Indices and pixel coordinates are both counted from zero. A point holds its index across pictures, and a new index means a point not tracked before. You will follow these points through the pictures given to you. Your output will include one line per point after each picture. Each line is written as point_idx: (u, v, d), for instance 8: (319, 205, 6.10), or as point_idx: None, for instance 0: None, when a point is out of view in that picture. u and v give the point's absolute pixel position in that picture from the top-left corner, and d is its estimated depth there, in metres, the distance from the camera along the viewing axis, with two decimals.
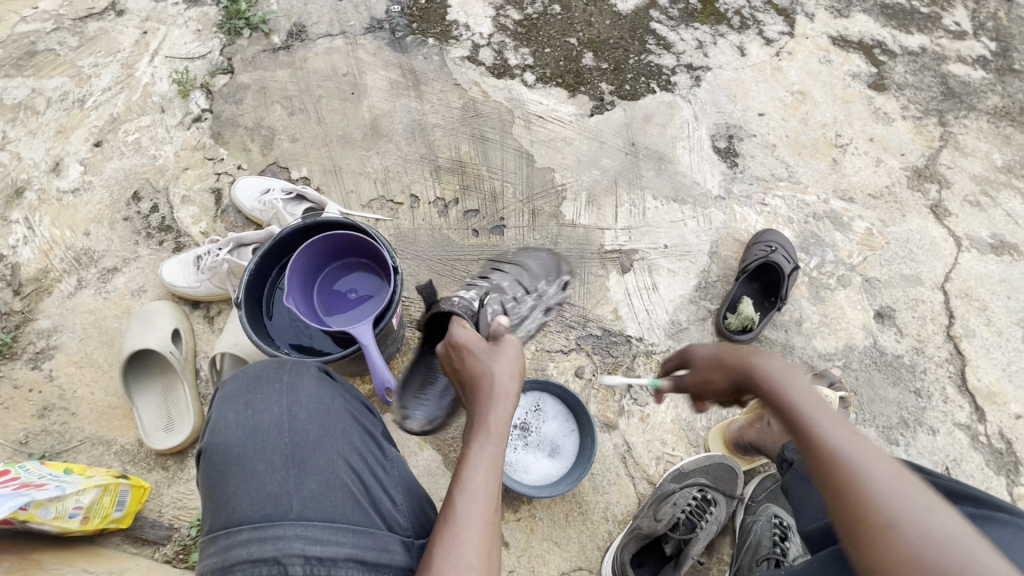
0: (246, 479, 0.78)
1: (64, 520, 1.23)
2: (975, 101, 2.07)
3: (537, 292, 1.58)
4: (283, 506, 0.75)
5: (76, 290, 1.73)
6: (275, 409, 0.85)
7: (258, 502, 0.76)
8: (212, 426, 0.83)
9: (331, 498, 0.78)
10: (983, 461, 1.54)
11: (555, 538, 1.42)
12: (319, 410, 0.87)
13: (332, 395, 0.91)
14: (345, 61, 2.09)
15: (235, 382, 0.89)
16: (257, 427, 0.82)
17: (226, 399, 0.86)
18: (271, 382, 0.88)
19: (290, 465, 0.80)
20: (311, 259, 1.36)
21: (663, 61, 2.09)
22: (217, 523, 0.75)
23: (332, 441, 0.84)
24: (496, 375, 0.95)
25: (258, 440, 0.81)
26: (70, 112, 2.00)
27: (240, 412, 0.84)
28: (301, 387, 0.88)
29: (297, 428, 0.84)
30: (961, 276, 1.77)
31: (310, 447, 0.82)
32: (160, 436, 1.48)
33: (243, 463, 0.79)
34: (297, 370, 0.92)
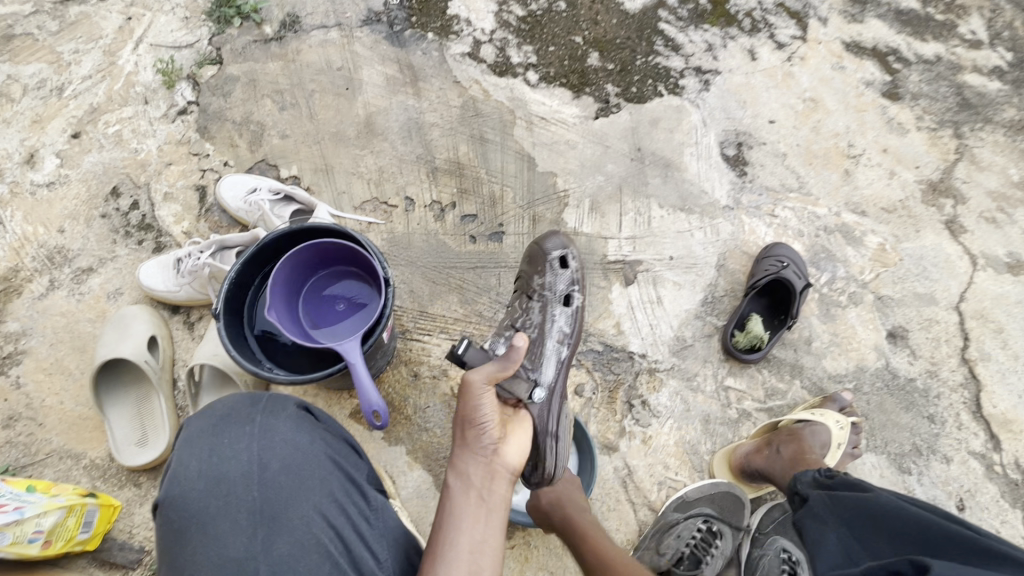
0: (208, 541, 0.71)
1: (22, 545, 1.14)
2: (991, 113, 2.01)
3: (539, 290, 1.38)
4: (249, 574, 0.70)
5: (47, 291, 1.63)
6: (244, 457, 0.76)
7: (222, 570, 0.70)
8: (172, 474, 0.75)
9: (304, 563, 0.72)
10: (997, 492, 1.48)
11: (551, 568, 1.34)
12: (294, 458, 0.79)
13: (310, 437, 0.82)
14: (339, 55, 1.99)
15: (201, 421, 0.80)
16: (223, 479, 0.74)
17: (189, 442, 0.78)
18: (241, 424, 0.80)
19: (258, 525, 0.73)
20: (296, 268, 1.27)
21: (671, 63, 2.01)
22: None
23: (307, 494, 0.77)
24: (476, 417, 0.99)
25: (222, 496, 0.74)
26: (47, 100, 1.90)
27: (204, 459, 0.76)
28: (273, 430, 0.80)
29: (268, 479, 0.76)
30: (976, 296, 1.71)
31: (282, 503, 0.75)
32: (132, 452, 1.39)
33: (206, 521, 0.72)
34: (272, 409, 0.83)
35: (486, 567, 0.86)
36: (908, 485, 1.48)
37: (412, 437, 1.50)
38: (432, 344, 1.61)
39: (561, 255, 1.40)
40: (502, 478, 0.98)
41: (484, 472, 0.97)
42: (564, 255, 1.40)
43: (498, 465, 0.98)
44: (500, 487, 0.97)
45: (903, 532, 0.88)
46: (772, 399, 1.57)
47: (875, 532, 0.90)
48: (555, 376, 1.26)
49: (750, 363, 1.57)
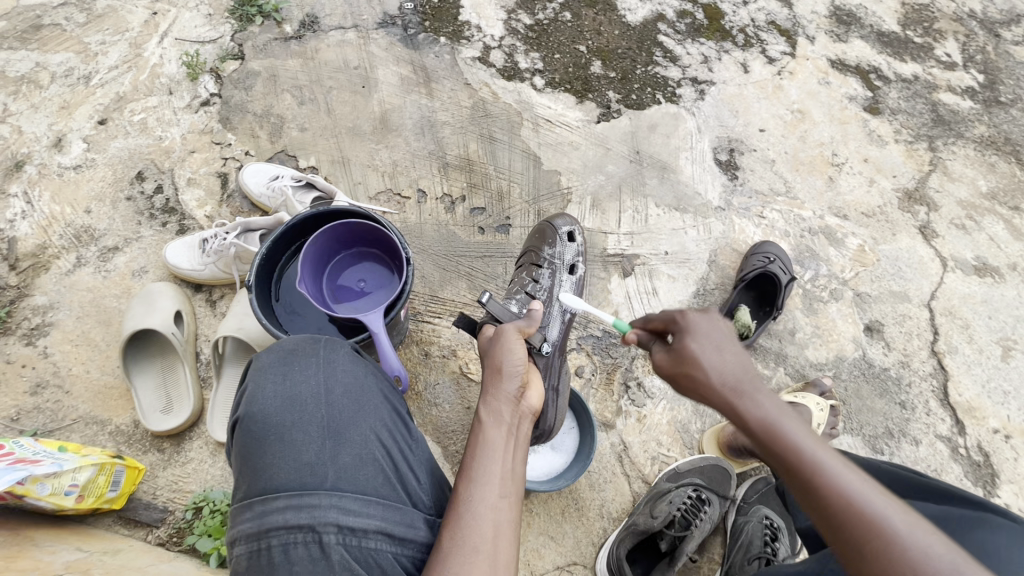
0: (284, 448, 0.78)
1: (59, 496, 1.21)
2: (963, 129, 2.17)
3: (548, 259, 1.48)
4: (319, 475, 0.76)
5: (74, 267, 1.70)
6: (313, 381, 0.86)
7: (295, 472, 0.76)
8: (249, 394, 0.84)
9: (364, 471, 0.79)
10: (961, 472, 1.61)
11: (551, 533, 1.44)
12: (353, 387, 0.88)
13: (365, 372, 0.92)
14: (356, 54, 2.10)
15: (271, 353, 0.89)
16: (295, 398, 0.83)
17: (262, 370, 0.87)
18: (308, 355, 0.89)
19: (326, 437, 0.81)
20: (323, 246, 1.37)
21: (669, 73, 2.15)
22: (252, 490, 0.75)
23: (365, 417, 0.86)
24: (504, 363, 1.05)
25: (295, 411, 0.82)
26: (75, 88, 1.98)
27: (277, 382, 0.85)
28: (336, 361, 0.90)
29: (333, 401, 0.85)
30: (946, 295, 1.85)
31: (344, 422, 0.83)
32: (157, 418, 1.46)
33: (281, 432, 0.80)
34: (332, 346, 0.93)
35: (514, 494, 0.86)
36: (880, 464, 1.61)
37: (422, 411, 1.59)
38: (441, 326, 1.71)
39: (569, 229, 1.51)
40: (527, 420, 1.00)
41: (512, 410, 0.99)
42: (571, 230, 1.52)
43: (523, 407, 1.01)
44: (525, 426, 0.99)
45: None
46: None
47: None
48: (560, 333, 1.38)
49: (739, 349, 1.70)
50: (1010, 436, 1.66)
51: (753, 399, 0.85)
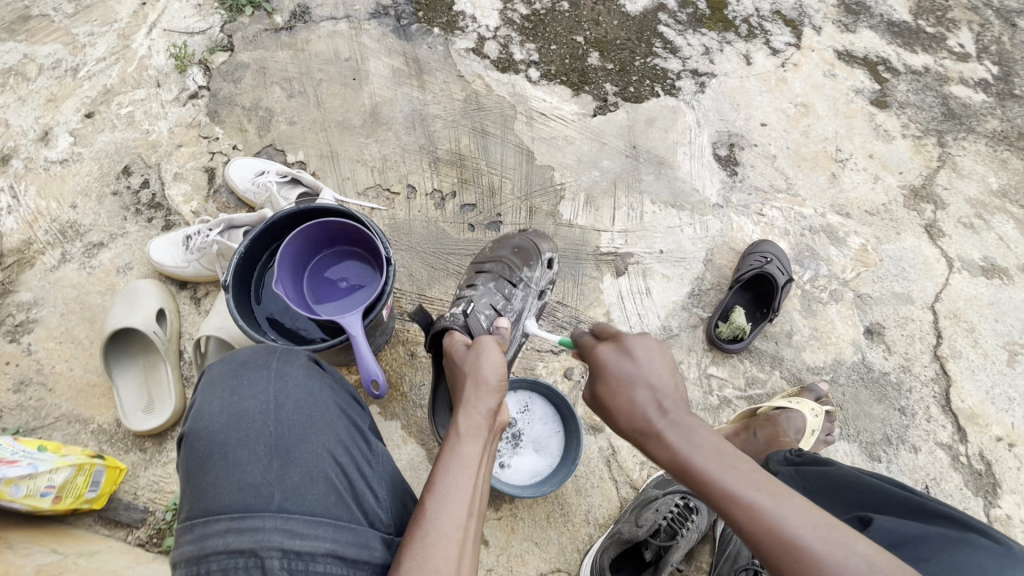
0: (228, 468, 0.77)
1: (35, 498, 1.20)
2: (974, 124, 2.08)
3: (524, 281, 1.50)
4: (264, 496, 0.75)
5: (59, 263, 1.69)
6: (262, 396, 0.85)
7: (239, 493, 0.75)
8: (195, 411, 0.83)
9: (313, 491, 0.78)
10: (961, 481, 1.56)
11: (535, 539, 1.41)
12: (306, 401, 0.87)
13: (320, 386, 0.91)
14: (347, 46, 2.05)
15: (221, 368, 0.88)
16: (243, 415, 0.82)
17: (211, 385, 0.86)
18: (259, 369, 0.88)
19: (273, 455, 0.80)
20: (303, 245, 1.34)
21: (669, 65, 2.08)
22: (195, 512, 0.74)
23: (318, 433, 0.85)
24: (484, 373, 1.02)
25: (242, 429, 0.81)
26: (62, 80, 1.95)
27: (224, 398, 0.83)
28: (288, 375, 0.89)
29: (283, 417, 0.84)
30: (951, 297, 1.79)
31: (294, 439, 0.82)
32: (139, 417, 1.45)
33: (227, 451, 0.79)
34: (285, 359, 0.92)
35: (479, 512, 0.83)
36: (877, 472, 1.56)
37: (407, 412, 1.57)
38: None
39: (550, 257, 1.56)
40: (498, 435, 0.97)
41: (489, 423, 0.95)
42: (551, 257, 1.57)
43: (497, 422, 0.98)
44: (496, 441, 0.96)
45: (851, 498, 0.98)
46: (752, 387, 1.65)
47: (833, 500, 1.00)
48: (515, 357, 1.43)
49: (732, 352, 1.65)
50: (1013, 444, 1.61)
51: (665, 436, 0.87)
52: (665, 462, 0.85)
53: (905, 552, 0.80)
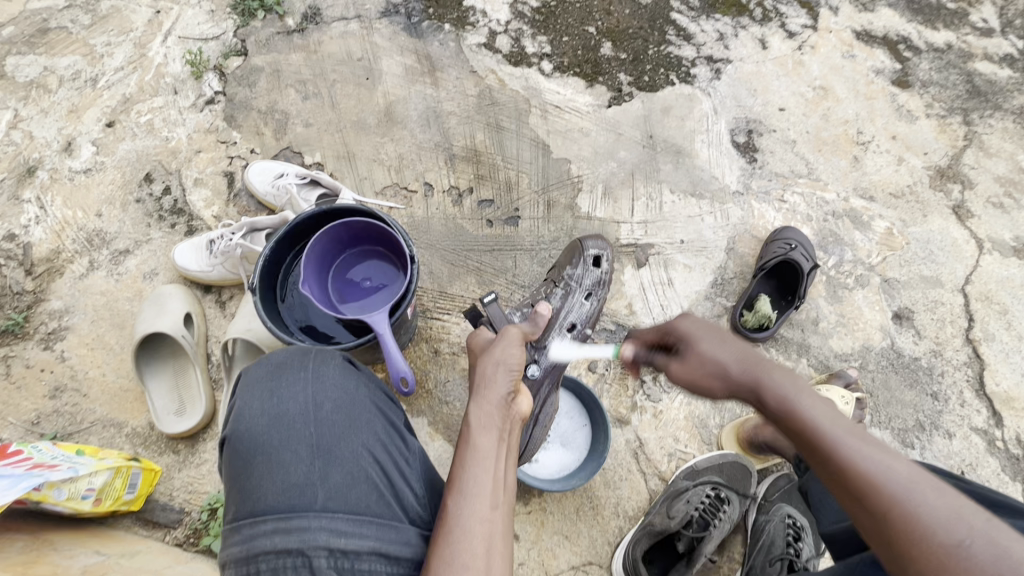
0: (271, 469, 0.78)
1: (76, 500, 1.23)
2: (1001, 101, 2.03)
3: (566, 279, 1.41)
4: (308, 496, 0.76)
5: (87, 271, 1.72)
6: (301, 397, 0.85)
7: (283, 493, 0.76)
8: (236, 413, 0.84)
9: (355, 490, 0.78)
10: (998, 466, 1.53)
11: (565, 532, 1.42)
12: (343, 401, 0.87)
13: (356, 385, 0.91)
14: (359, 46, 2.06)
15: (259, 369, 0.89)
16: (283, 415, 0.83)
17: (250, 386, 0.87)
18: (297, 370, 0.89)
19: (315, 456, 0.80)
20: (327, 245, 1.35)
21: (683, 52, 2.05)
22: (241, 513, 0.75)
23: (356, 432, 0.85)
24: (497, 366, 1.00)
25: (283, 430, 0.82)
26: (82, 91, 1.98)
27: (265, 400, 0.84)
28: (325, 375, 0.89)
29: (322, 417, 0.84)
30: (982, 279, 1.75)
31: (334, 438, 0.83)
32: (171, 420, 1.48)
33: (269, 452, 0.80)
34: (322, 359, 0.92)
35: (505, 504, 0.84)
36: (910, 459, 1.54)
37: (433, 409, 1.58)
38: (451, 323, 1.69)
39: (596, 254, 1.42)
40: (518, 427, 0.97)
41: (504, 414, 0.95)
42: (599, 255, 1.42)
43: (515, 411, 0.98)
44: (515, 432, 0.96)
45: None
46: None
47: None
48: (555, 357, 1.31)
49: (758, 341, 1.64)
50: None
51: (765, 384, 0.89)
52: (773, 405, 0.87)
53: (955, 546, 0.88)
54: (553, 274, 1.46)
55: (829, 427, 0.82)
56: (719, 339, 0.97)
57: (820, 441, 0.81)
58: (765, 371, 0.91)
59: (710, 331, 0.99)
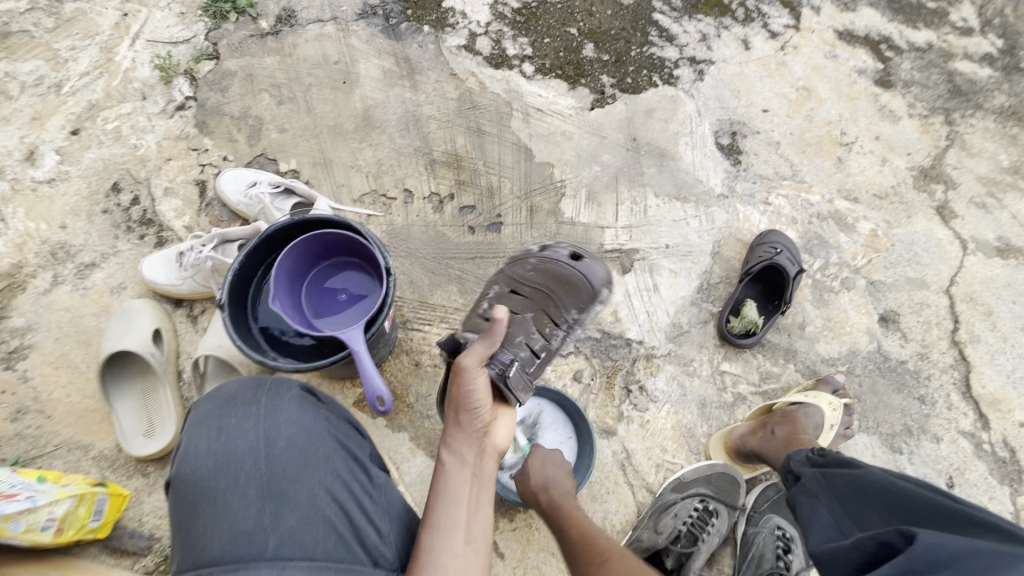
0: (219, 515, 0.76)
1: (35, 532, 1.16)
2: (982, 100, 2.02)
3: (566, 323, 1.36)
4: (259, 543, 0.74)
5: (52, 286, 1.65)
6: (251, 435, 0.82)
7: (231, 543, 0.74)
8: (183, 454, 0.81)
9: (310, 534, 0.76)
10: (986, 470, 1.53)
11: (551, 549, 1.38)
12: (298, 437, 0.84)
13: (313, 417, 0.88)
14: (335, 48, 2.00)
15: (207, 407, 0.86)
16: (232, 456, 0.80)
17: (198, 425, 0.84)
18: (247, 408, 0.86)
19: (266, 500, 0.78)
20: (300, 257, 1.30)
21: (666, 53, 2.02)
22: (190, 561, 0.74)
23: (313, 471, 0.82)
24: (468, 399, 0.98)
25: (231, 471, 0.79)
26: (46, 97, 1.90)
27: (213, 440, 0.82)
28: (278, 412, 0.86)
29: (274, 457, 0.81)
30: (967, 280, 1.74)
31: (288, 479, 0.80)
32: (140, 442, 1.42)
33: (217, 496, 0.78)
34: (275, 393, 0.89)
35: (481, 541, 0.86)
36: (898, 464, 1.53)
37: (414, 424, 1.54)
38: (432, 334, 1.64)
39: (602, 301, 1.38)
40: (491, 459, 0.98)
41: (475, 450, 0.97)
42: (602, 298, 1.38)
43: (487, 445, 0.98)
44: (488, 465, 0.97)
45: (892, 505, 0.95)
46: (767, 382, 1.61)
47: (864, 508, 0.98)
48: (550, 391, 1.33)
49: (746, 348, 1.59)
50: None
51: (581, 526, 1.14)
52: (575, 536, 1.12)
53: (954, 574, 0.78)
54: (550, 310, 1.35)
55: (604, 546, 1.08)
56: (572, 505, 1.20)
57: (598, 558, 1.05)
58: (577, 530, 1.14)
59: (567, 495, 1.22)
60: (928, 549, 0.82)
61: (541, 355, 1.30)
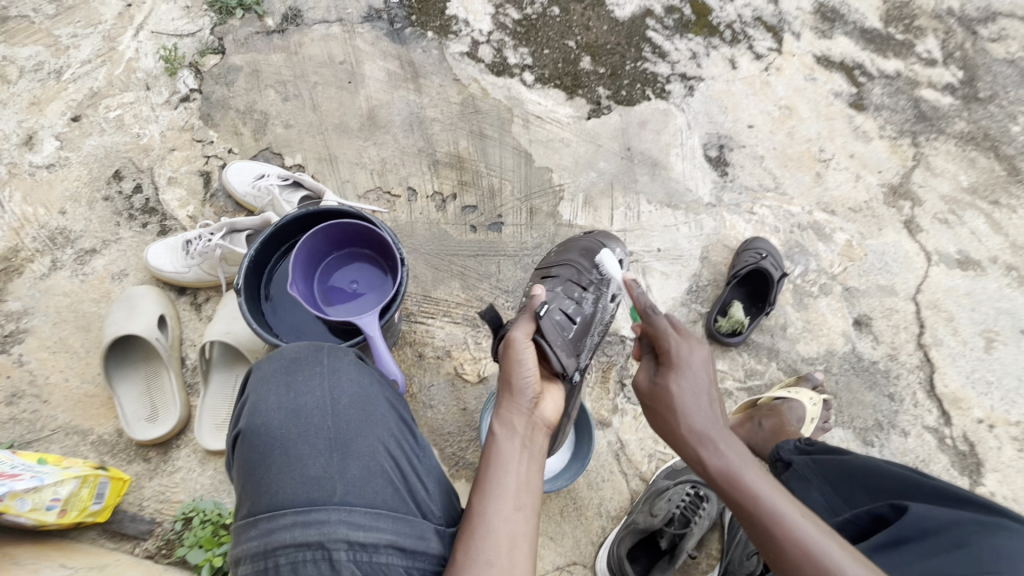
0: (290, 463, 0.80)
1: (40, 512, 1.17)
2: (944, 126, 2.20)
3: (594, 284, 1.43)
4: (327, 490, 0.78)
5: (50, 271, 1.64)
6: (317, 391, 0.87)
7: (301, 488, 0.78)
8: (252, 407, 0.85)
9: (372, 484, 0.80)
10: (948, 462, 1.66)
11: (550, 533, 1.44)
12: (360, 396, 0.89)
13: (370, 380, 0.93)
14: (341, 49, 2.05)
15: (272, 365, 0.90)
16: (300, 410, 0.85)
17: (264, 381, 0.88)
18: (312, 365, 0.91)
19: (332, 449, 0.82)
20: (314, 247, 1.33)
21: (658, 69, 2.14)
22: (259, 507, 0.77)
23: (372, 427, 0.87)
24: (518, 368, 1.05)
25: (300, 424, 0.84)
26: (46, 83, 1.90)
27: (281, 394, 0.86)
28: (340, 370, 0.91)
29: (339, 412, 0.86)
30: (931, 288, 1.89)
31: (351, 433, 0.85)
32: (143, 426, 1.42)
33: (286, 445, 0.82)
34: (336, 355, 0.93)
35: (529, 503, 0.88)
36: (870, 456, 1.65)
37: (417, 413, 1.59)
38: (435, 327, 1.69)
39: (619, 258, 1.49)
40: (542, 431, 1.01)
41: (526, 422, 1.00)
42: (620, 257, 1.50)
43: (536, 416, 1.02)
44: (540, 437, 0.99)
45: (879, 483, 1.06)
46: (752, 379, 1.73)
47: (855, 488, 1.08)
48: (589, 363, 1.33)
49: (732, 346, 1.72)
50: (994, 425, 1.71)
51: (715, 449, 0.98)
52: (716, 466, 0.97)
53: (941, 540, 0.88)
54: (577, 276, 1.44)
55: (764, 493, 0.92)
56: (697, 387, 1.04)
57: (751, 503, 0.92)
58: (713, 439, 0.99)
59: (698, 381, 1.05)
60: (918, 519, 0.92)
61: (575, 320, 1.35)
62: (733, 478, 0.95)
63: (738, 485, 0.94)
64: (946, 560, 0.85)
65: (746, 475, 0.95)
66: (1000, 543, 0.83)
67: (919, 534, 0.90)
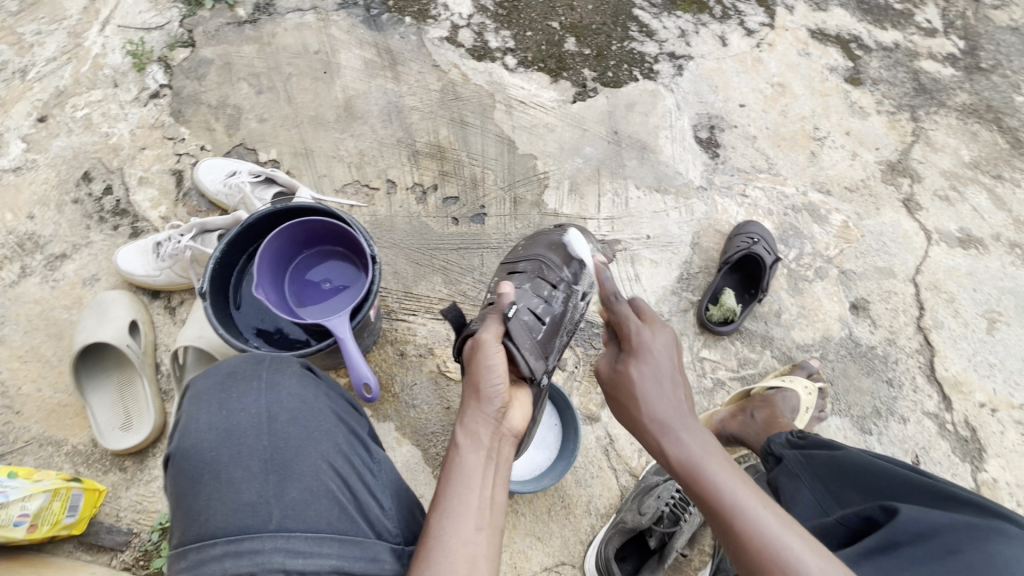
0: (221, 488, 0.76)
1: (8, 528, 1.14)
2: (945, 98, 2.11)
3: (563, 281, 1.37)
4: (262, 515, 0.74)
5: (19, 278, 1.59)
6: (253, 409, 0.83)
7: (234, 514, 0.74)
8: (182, 429, 0.81)
9: (314, 506, 0.76)
10: (949, 449, 1.60)
11: (537, 533, 1.40)
12: (301, 410, 0.86)
13: (314, 393, 0.89)
14: (316, 38, 1.98)
15: (207, 381, 0.86)
16: (232, 430, 0.81)
17: (198, 399, 0.84)
18: (248, 380, 0.87)
19: (269, 471, 0.78)
20: (282, 245, 1.28)
21: (645, 49, 2.06)
22: (190, 536, 0.74)
23: (316, 443, 0.83)
24: (485, 374, 1.00)
25: (233, 445, 0.79)
26: (10, 83, 1.83)
27: (213, 413, 0.82)
28: (280, 386, 0.87)
29: (276, 430, 0.82)
30: (931, 268, 1.82)
31: (291, 453, 0.81)
32: (116, 435, 1.38)
33: (218, 469, 0.78)
34: (275, 368, 0.90)
35: (492, 526, 0.84)
36: (869, 444, 1.60)
37: (400, 413, 1.55)
38: (417, 324, 1.64)
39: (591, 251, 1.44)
40: (508, 442, 0.97)
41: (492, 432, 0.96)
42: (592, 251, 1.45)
43: (503, 427, 0.98)
44: (506, 449, 0.96)
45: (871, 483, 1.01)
46: (744, 368, 1.67)
47: (845, 487, 1.03)
48: (558, 363, 1.29)
49: (724, 335, 1.66)
50: (996, 408, 1.66)
51: (678, 438, 0.98)
52: (677, 458, 0.97)
53: (937, 544, 0.82)
54: (545, 272, 1.37)
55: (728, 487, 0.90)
56: (660, 382, 1.04)
57: (715, 499, 0.90)
58: (675, 430, 0.99)
59: (661, 373, 1.05)
60: (911, 521, 0.85)
61: (545, 319, 1.28)
62: (693, 469, 0.94)
63: (703, 482, 0.92)
64: (943, 568, 0.79)
65: (709, 467, 0.94)
66: (1000, 548, 0.78)
67: (912, 537, 0.84)
